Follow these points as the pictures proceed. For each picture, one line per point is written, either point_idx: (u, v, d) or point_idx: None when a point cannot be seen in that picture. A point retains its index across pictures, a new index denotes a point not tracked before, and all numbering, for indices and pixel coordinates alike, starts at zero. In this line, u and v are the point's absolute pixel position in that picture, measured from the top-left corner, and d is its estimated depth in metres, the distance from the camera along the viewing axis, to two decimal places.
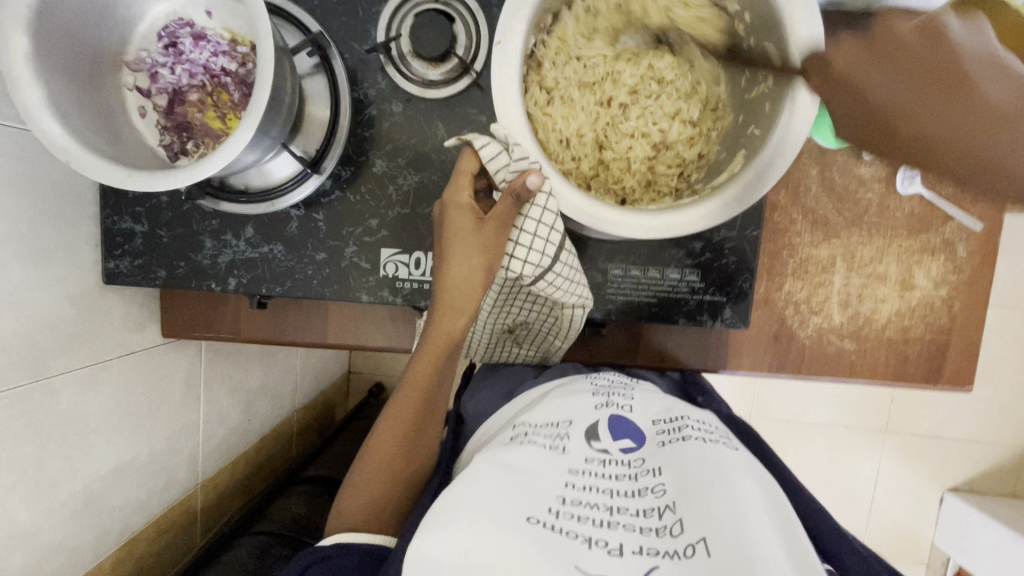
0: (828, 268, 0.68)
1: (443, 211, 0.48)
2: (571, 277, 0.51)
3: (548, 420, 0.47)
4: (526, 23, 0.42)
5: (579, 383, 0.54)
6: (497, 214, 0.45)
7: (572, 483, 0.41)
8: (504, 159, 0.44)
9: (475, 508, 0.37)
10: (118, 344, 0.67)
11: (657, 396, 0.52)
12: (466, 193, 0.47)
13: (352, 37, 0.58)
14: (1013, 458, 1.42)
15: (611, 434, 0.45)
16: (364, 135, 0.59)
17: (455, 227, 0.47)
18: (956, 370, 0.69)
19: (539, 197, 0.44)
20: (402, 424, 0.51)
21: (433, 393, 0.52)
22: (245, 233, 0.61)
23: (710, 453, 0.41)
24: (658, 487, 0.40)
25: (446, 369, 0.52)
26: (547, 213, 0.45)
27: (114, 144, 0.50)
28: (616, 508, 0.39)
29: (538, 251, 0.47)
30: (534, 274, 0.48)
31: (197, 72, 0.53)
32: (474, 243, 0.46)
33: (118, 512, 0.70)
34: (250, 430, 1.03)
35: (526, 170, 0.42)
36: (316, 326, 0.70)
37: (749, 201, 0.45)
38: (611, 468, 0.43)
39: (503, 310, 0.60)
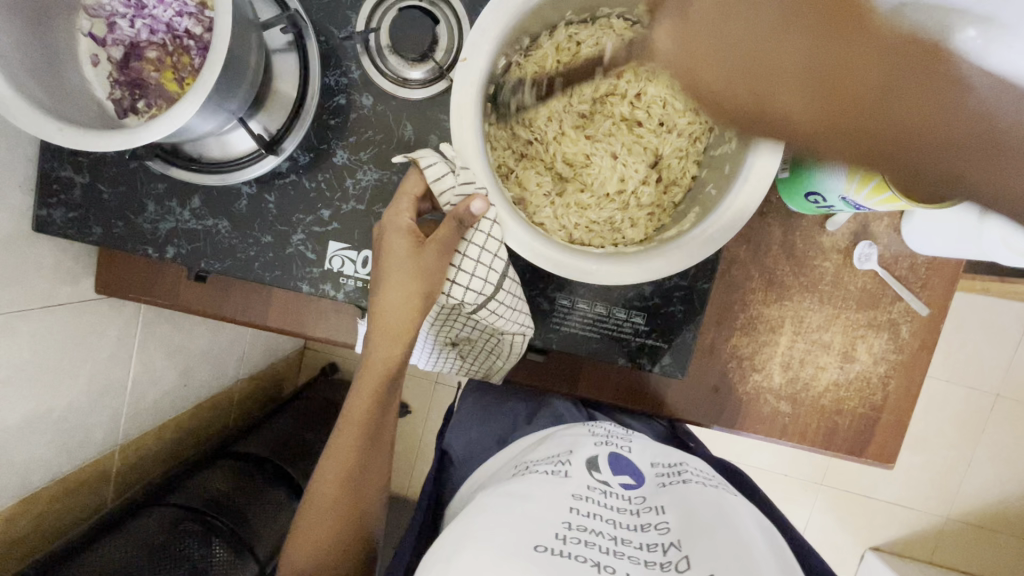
0: (776, 329, 0.69)
1: (383, 231, 0.47)
2: (514, 305, 0.50)
3: (550, 457, 0.51)
4: (497, 43, 0.41)
5: (578, 428, 0.57)
6: (438, 238, 0.45)
7: (576, 510, 0.43)
8: (450, 180, 0.44)
9: (488, 532, 0.39)
10: (43, 294, 0.64)
11: (654, 445, 0.56)
12: (408, 216, 0.46)
13: (331, 22, 0.56)
14: (936, 527, 1.46)
15: (612, 471, 0.50)
16: (330, 122, 0.57)
17: (392, 249, 0.45)
18: (881, 446, 0.71)
19: (483, 222, 0.44)
20: (344, 466, 0.52)
21: (373, 432, 0.52)
22: (191, 203, 0.59)
23: (712, 496, 0.45)
24: (661, 524, 0.43)
25: (383, 400, 0.51)
26: (491, 239, 0.45)
27: (55, 92, 0.47)
28: (619, 539, 0.42)
29: (480, 277, 0.47)
30: (475, 300, 0.48)
31: (158, 30, 0.51)
32: (410, 269, 0.45)
33: (19, 466, 0.67)
34: (184, 396, 1.00)
35: (470, 195, 0.42)
36: (257, 308, 0.68)
37: (693, 261, 0.44)
38: (611, 501, 0.46)
39: (444, 324, 0.59)
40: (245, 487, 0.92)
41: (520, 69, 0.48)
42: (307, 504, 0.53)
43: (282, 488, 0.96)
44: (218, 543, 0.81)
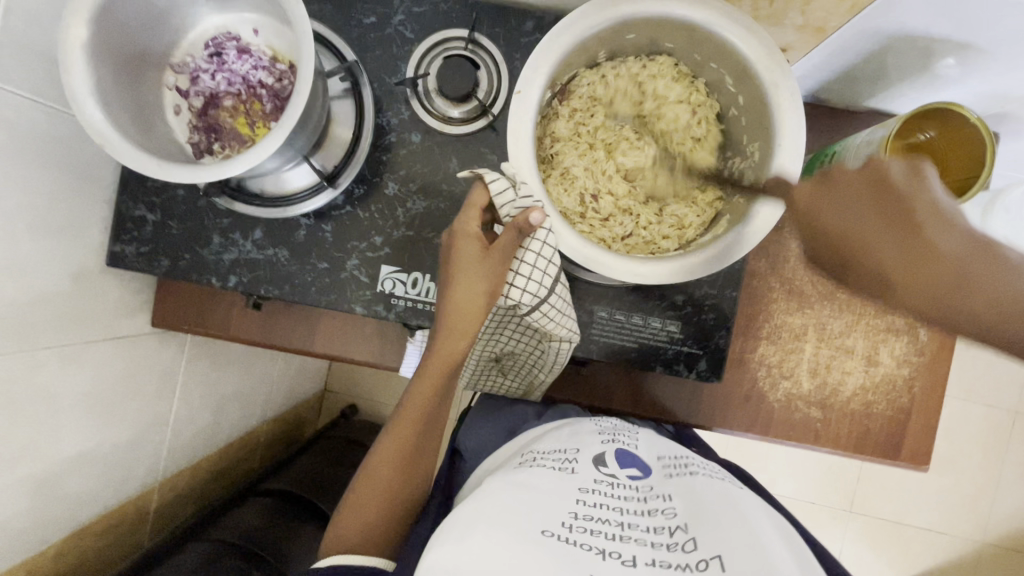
0: (800, 336, 0.72)
1: (452, 238, 0.51)
2: (563, 309, 0.55)
3: (556, 450, 0.52)
4: (546, 77, 0.47)
5: (584, 424, 0.59)
6: (505, 246, 0.49)
7: (583, 500, 0.45)
8: (512, 197, 0.49)
9: (498, 517, 0.41)
10: (106, 327, 0.67)
11: (658, 440, 0.59)
12: (474, 223, 0.50)
13: (383, 71, 0.63)
14: (974, 553, 1.42)
15: (619, 464, 0.51)
16: (381, 158, 0.63)
17: (462, 253, 0.49)
18: (914, 448, 0.72)
19: (540, 232, 0.49)
20: (403, 446, 0.54)
21: (432, 418, 0.55)
22: (253, 235, 0.64)
23: (719, 489, 0.47)
24: (668, 510, 0.45)
25: (444, 391, 0.54)
26: (546, 247, 0.50)
27: (146, 136, 0.53)
28: (626, 523, 0.43)
29: (536, 281, 0.51)
30: (531, 301, 0.52)
31: (235, 82, 0.58)
32: (477, 271, 0.49)
33: (71, 499, 0.68)
34: (217, 433, 1.01)
35: (529, 208, 0.47)
36: (305, 335, 0.71)
37: (731, 259, 0.48)
38: (619, 491, 0.47)
39: (492, 337, 0.63)
40: (278, 523, 0.92)
41: (558, 106, 0.54)
42: (356, 487, 0.54)
43: (311, 523, 0.96)
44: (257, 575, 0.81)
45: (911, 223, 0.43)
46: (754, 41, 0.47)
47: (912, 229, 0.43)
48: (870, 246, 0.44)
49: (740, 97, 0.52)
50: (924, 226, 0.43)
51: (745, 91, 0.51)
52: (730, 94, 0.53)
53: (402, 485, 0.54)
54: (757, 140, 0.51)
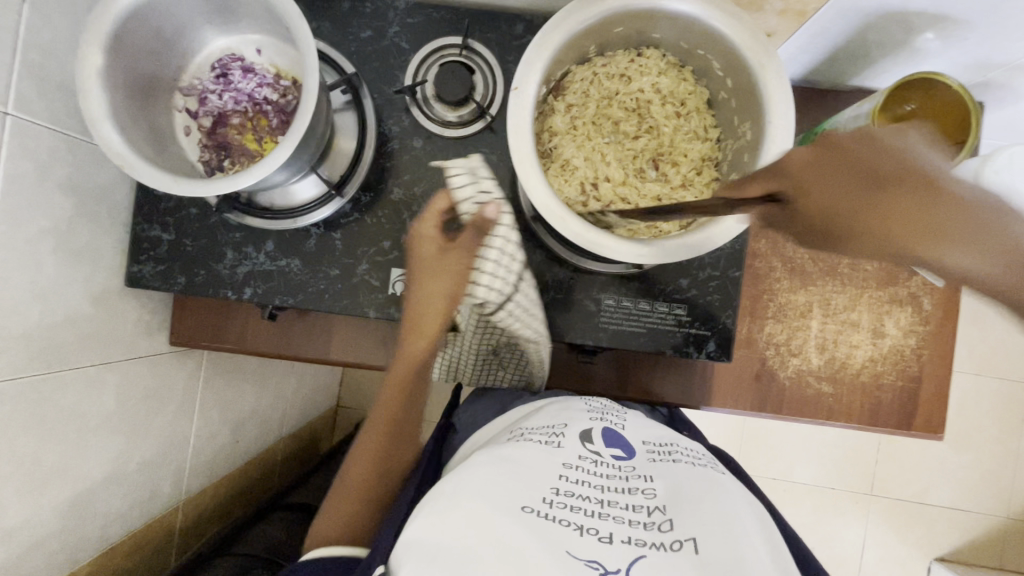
0: (805, 313, 0.74)
1: (414, 244, 0.61)
2: (530, 310, 0.64)
3: (544, 426, 0.54)
4: (540, 73, 0.49)
5: (573, 403, 0.61)
6: (462, 249, 0.60)
7: (565, 477, 0.46)
8: (473, 196, 0.60)
9: (480, 491, 0.43)
10: (127, 347, 0.69)
11: (644, 424, 0.59)
12: (431, 228, 0.60)
13: (383, 81, 0.65)
14: (998, 528, 1.42)
15: (604, 443, 0.52)
16: (385, 164, 0.65)
17: (423, 254, 0.60)
18: (927, 417, 0.73)
19: (498, 228, 0.61)
20: (378, 442, 0.60)
21: (407, 405, 0.62)
22: (265, 247, 0.65)
23: (698, 473, 0.48)
24: (649, 490, 0.45)
25: (415, 383, 0.61)
26: (505, 242, 0.62)
27: (160, 156, 0.55)
28: (606, 501, 0.44)
29: (499, 277, 0.62)
30: (495, 297, 0.63)
31: (241, 100, 0.60)
32: (439, 266, 0.60)
33: (100, 518, 0.69)
34: (236, 451, 1.02)
35: (485, 205, 0.59)
36: (319, 342, 0.73)
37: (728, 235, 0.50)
38: (601, 469, 0.48)
39: (482, 332, 0.68)
40: (301, 534, 0.93)
41: (553, 102, 0.56)
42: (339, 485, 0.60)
43: None
44: None
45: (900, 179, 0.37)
46: (738, 24, 0.49)
47: (910, 184, 0.37)
48: (868, 222, 0.38)
49: (728, 80, 0.54)
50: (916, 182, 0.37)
51: (733, 74, 0.53)
52: (718, 78, 0.55)
53: (379, 478, 0.59)
54: (747, 120, 0.53)
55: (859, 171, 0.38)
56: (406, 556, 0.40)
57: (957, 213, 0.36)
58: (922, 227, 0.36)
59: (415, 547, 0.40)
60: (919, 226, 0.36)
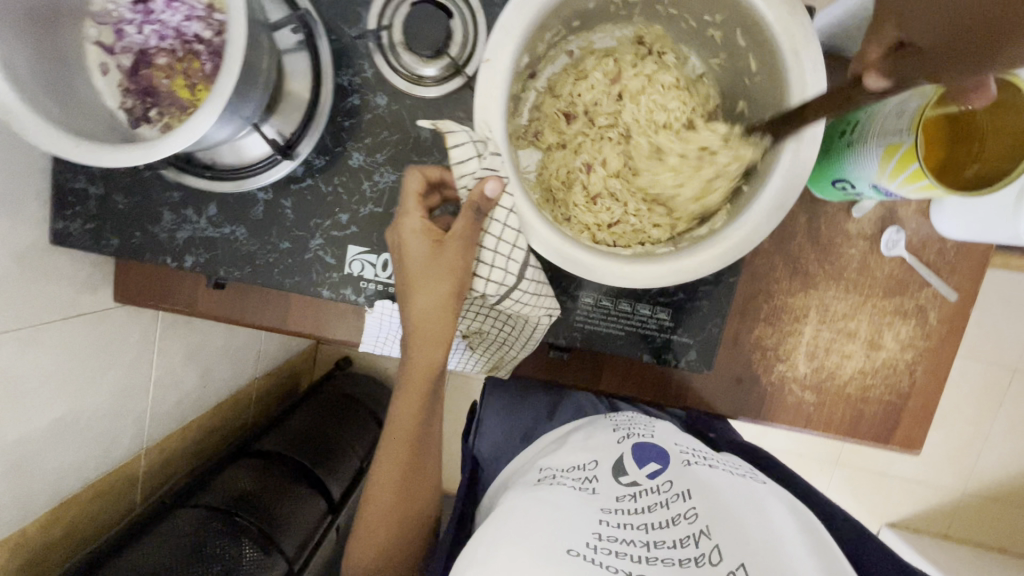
0: (801, 318, 0.68)
1: (396, 236, 0.44)
2: (539, 292, 0.48)
3: (574, 465, 0.51)
4: (519, 42, 0.39)
5: (599, 424, 0.59)
6: (458, 231, 0.42)
7: (606, 521, 0.43)
8: (473, 164, 0.41)
9: (523, 541, 0.40)
10: (66, 305, 0.64)
11: (675, 433, 0.57)
12: (421, 217, 0.44)
13: (342, 20, 0.55)
14: (953, 502, 1.47)
15: (637, 465, 0.50)
16: (344, 123, 0.56)
17: (414, 254, 0.43)
18: (908, 432, 0.70)
19: (498, 210, 0.42)
20: (396, 470, 0.52)
21: (421, 435, 0.51)
22: (207, 211, 0.58)
23: (736, 484, 0.47)
24: (690, 512, 0.43)
25: (428, 410, 0.50)
26: (508, 230, 0.42)
27: (67, 105, 0.46)
28: (652, 542, 0.41)
29: (501, 269, 0.44)
30: (498, 292, 0.46)
31: (167, 36, 0.49)
32: (439, 269, 0.43)
33: (51, 474, 0.68)
34: (205, 396, 1.00)
35: (484, 178, 0.40)
36: (276, 312, 0.68)
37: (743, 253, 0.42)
38: (642, 499, 0.46)
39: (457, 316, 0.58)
40: (270, 486, 0.93)
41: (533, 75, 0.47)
42: (363, 514, 0.53)
43: (307, 487, 0.97)
44: (251, 542, 0.82)
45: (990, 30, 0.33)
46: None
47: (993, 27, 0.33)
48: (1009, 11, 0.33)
49: (754, 64, 0.44)
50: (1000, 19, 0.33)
51: (757, 54, 0.43)
52: (739, 57, 0.45)
53: (407, 507, 0.53)
54: (768, 114, 0.44)
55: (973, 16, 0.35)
56: None
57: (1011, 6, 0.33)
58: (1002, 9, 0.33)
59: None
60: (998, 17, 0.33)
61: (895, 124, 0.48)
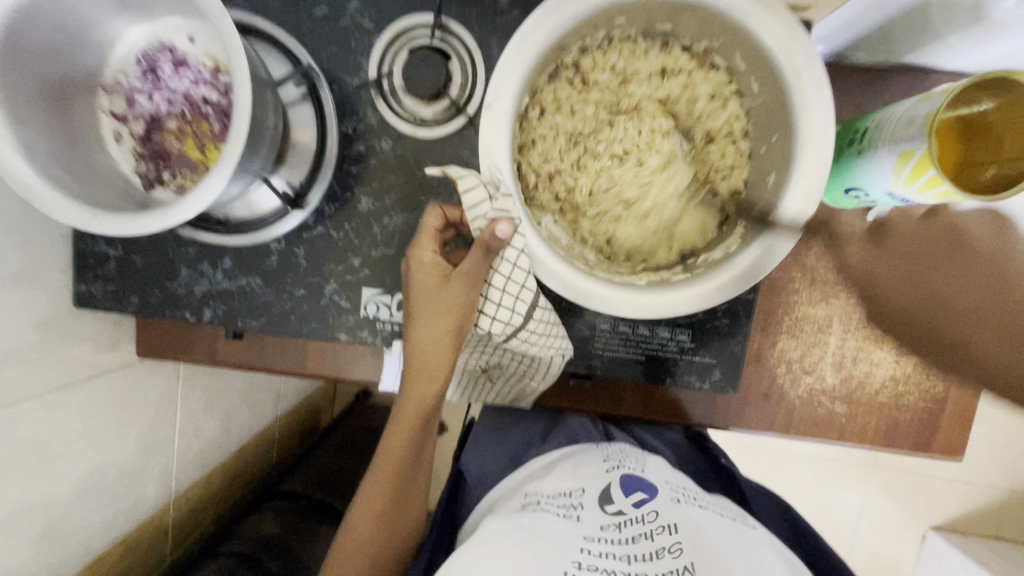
0: (824, 328, 0.66)
1: (407, 271, 0.44)
2: (549, 331, 0.47)
3: (560, 492, 0.51)
4: (519, 85, 0.40)
5: (589, 451, 0.58)
6: (464, 269, 0.41)
7: (588, 550, 0.44)
8: (485, 207, 0.40)
9: (500, 572, 0.41)
10: (90, 364, 0.64)
11: (668, 467, 0.56)
12: (431, 252, 0.43)
13: (342, 69, 0.55)
14: (999, 501, 1.41)
15: (624, 494, 0.50)
16: (350, 169, 0.57)
17: (419, 289, 0.43)
18: (947, 439, 0.68)
19: (510, 250, 0.41)
20: (382, 498, 0.50)
21: (411, 467, 0.50)
22: (222, 264, 0.59)
23: (725, 525, 0.47)
24: (675, 547, 0.43)
25: (422, 439, 0.50)
26: (518, 270, 0.42)
27: (83, 175, 0.48)
28: (633, 572, 0.42)
29: (508, 308, 0.43)
30: (504, 332, 0.44)
31: (176, 101, 0.51)
32: (443, 306, 0.42)
33: (81, 534, 0.68)
34: (228, 441, 1.00)
35: (496, 218, 0.38)
36: (295, 356, 0.68)
37: (755, 279, 0.42)
38: (626, 531, 0.46)
39: (475, 352, 0.57)
40: (297, 530, 0.93)
41: (538, 109, 0.46)
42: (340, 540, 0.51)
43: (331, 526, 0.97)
44: None
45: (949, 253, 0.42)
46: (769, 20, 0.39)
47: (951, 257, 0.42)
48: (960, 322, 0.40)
49: (756, 85, 0.44)
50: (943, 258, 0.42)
51: (760, 77, 0.43)
52: (741, 77, 0.45)
53: (386, 537, 0.51)
54: (775, 132, 0.43)
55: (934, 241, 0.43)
56: None
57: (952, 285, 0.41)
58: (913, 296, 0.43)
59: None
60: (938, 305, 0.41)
61: (906, 131, 0.47)
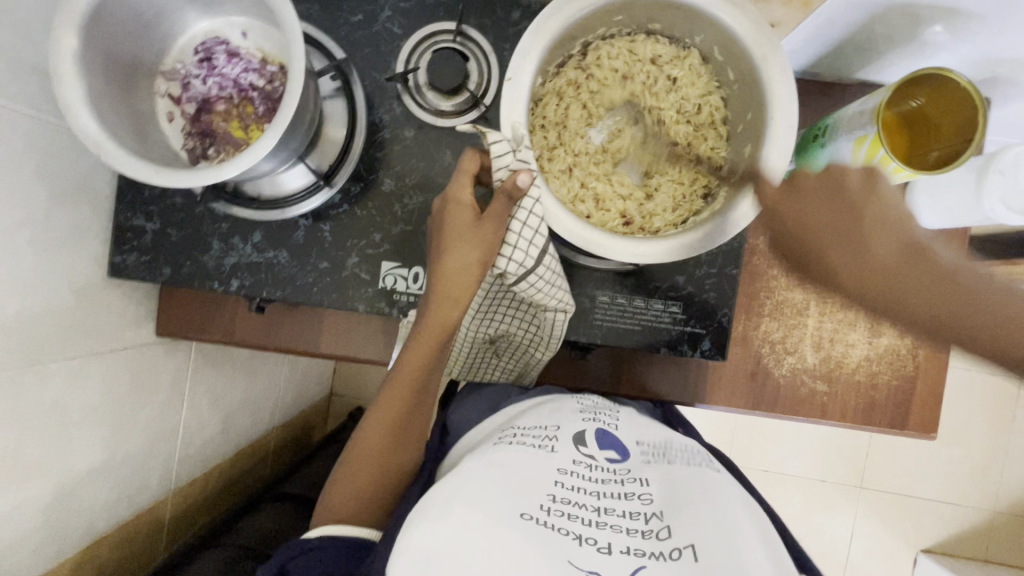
0: (802, 312, 0.73)
1: (444, 207, 0.50)
2: (553, 281, 0.53)
3: (538, 429, 0.50)
4: (535, 64, 0.47)
5: (566, 403, 0.57)
6: (493, 213, 0.47)
7: (561, 483, 0.43)
8: (509, 158, 0.47)
9: (473, 496, 0.40)
10: (114, 337, 0.67)
11: (644, 424, 0.55)
12: (468, 191, 0.49)
13: (372, 68, 0.63)
14: (984, 522, 1.43)
15: (598, 443, 0.49)
16: (375, 154, 0.63)
17: (454, 223, 0.49)
18: (920, 417, 0.73)
19: (527, 199, 0.47)
20: (393, 416, 0.53)
21: (422, 389, 0.53)
22: (252, 238, 0.64)
23: (697, 468, 0.46)
24: (645, 495, 0.43)
25: (436, 362, 0.53)
26: (533, 216, 0.47)
27: (141, 143, 0.53)
28: (603, 509, 0.42)
29: (522, 250, 0.49)
30: (517, 272, 0.50)
31: (227, 86, 0.58)
32: (469, 238, 0.48)
33: (86, 512, 0.68)
34: (227, 441, 1.01)
35: (518, 170, 0.45)
36: (309, 334, 0.72)
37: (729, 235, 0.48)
38: (597, 472, 0.46)
39: (485, 318, 0.61)
40: (292, 526, 0.94)
41: (550, 93, 0.54)
42: (349, 456, 0.53)
43: None
44: None
45: (906, 258, 0.39)
46: (741, 14, 0.47)
47: (909, 258, 0.39)
48: (824, 244, 0.42)
49: (731, 73, 0.52)
50: (920, 271, 0.38)
51: (736, 65, 0.51)
52: (720, 68, 0.53)
53: (393, 455, 0.53)
54: (750, 110, 0.51)
55: (822, 199, 0.44)
56: (400, 564, 0.38)
57: (946, 279, 0.37)
58: (814, 222, 0.43)
59: (408, 552, 0.38)
60: (861, 263, 0.40)
61: (860, 120, 0.55)
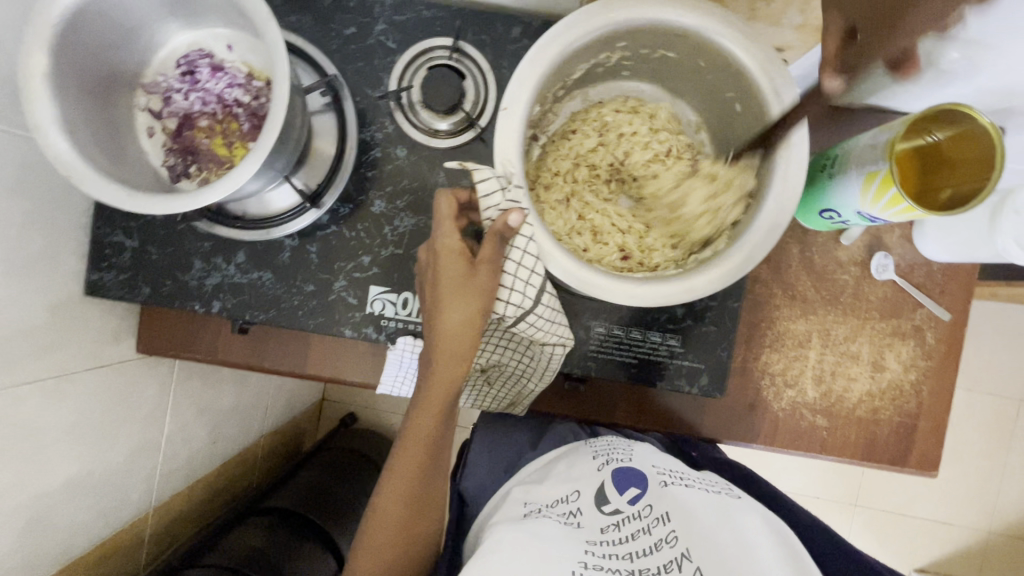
0: (804, 343, 0.70)
1: (432, 256, 0.47)
2: (552, 318, 0.51)
3: (560, 500, 0.53)
4: (533, 92, 0.45)
5: (582, 451, 0.60)
6: (485, 258, 0.45)
7: (591, 552, 0.45)
8: (498, 197, 0.44)
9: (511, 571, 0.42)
10: (92, 355, 0.65)
11: (656, 454, 0.58)
12: (456, 236, 0.47)
13: (365, 84, 0.61)
14: (978, 543, 1.42)
15: (618, 492, 0.51)
16: (366, 174, 0.61)
17: (446, 273, 0.46)
18: (921, 454, 0.71)
19: (520, 238, 0.45)
20: (409, 483, 0.51)
21: (434, 451, 0.52)
22: (236, 258, 0.61)
23: (715, 500, 0.48)
24: (670, 535, 0.44)
25: (446, 423, 0.51)
26: (527, 256, 0.45)
27: (117, 161, 0.51)
28: (638, 570, 0.43)
29: (520, 292, 0.47)
30: (515, 314, 0.48)
31: (210, 101, 0.55)
32: (467, 290, 0.46)
33: (63, 533, 0.66)
34: (214, 453, 0.98)
35: (508, 209, 0.43)
36: (294, 356, 0.69)
37: (734, 277, 0.46)
38: (626, 528, 0.48)
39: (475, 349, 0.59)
40: (279, 543, 0.93)
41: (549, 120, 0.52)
42: (368, 525, 0.52)
43: (313, 543, 0.96)
44: None
45: None
46: (752, 46, 0.45)
47: None
48: None
49: (739, 106, 0.49)
50: None
51: (745, 100, 0.48)
52: (729, 100, 0.50)
53: (415, 521, 0.53)
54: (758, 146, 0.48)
55: None
56: None
57: None
58: None
59: None
60: None
61: (871, 154, 0.53)
